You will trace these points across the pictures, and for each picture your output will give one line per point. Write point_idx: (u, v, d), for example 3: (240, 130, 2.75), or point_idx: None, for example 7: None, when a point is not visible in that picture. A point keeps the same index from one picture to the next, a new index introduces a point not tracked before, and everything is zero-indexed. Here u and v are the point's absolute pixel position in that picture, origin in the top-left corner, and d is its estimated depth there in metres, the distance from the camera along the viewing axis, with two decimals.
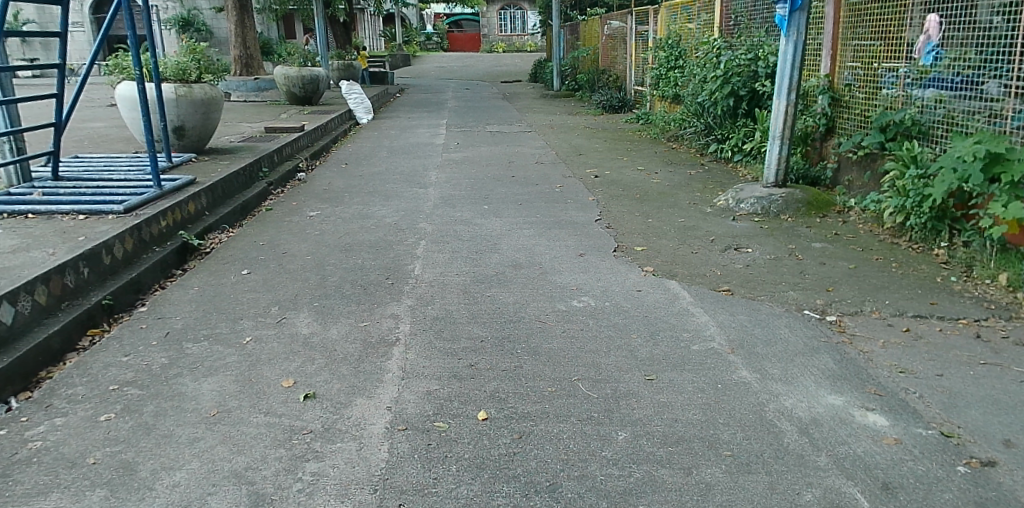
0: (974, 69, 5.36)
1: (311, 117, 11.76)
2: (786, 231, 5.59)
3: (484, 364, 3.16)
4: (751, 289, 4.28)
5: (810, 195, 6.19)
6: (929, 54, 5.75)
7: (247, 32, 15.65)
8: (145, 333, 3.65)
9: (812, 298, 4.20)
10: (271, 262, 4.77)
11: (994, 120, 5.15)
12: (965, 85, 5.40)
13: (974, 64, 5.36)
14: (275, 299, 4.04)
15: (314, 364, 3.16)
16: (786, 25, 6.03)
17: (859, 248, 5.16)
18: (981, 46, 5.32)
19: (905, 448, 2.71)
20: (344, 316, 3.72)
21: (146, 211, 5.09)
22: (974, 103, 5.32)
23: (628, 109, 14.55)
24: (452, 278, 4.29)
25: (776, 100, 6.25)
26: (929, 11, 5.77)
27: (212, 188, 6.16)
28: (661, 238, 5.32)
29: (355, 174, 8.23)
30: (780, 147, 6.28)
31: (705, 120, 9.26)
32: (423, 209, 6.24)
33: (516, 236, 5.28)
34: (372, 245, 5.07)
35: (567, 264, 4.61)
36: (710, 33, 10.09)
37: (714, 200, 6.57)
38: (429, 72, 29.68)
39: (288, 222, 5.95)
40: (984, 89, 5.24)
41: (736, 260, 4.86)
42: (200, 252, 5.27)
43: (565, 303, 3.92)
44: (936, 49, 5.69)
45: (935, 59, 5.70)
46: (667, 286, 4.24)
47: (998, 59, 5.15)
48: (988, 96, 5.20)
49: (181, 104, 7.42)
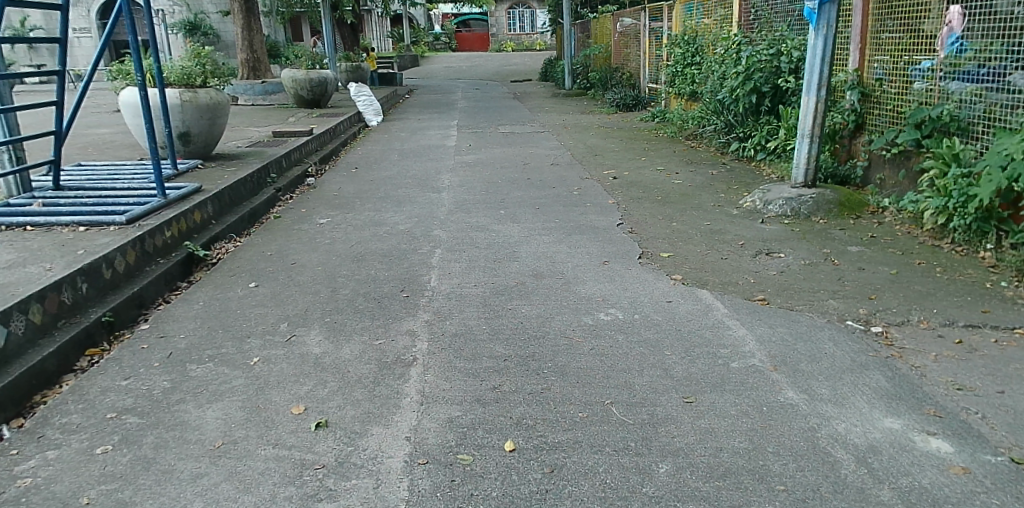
0: (999, 61, 5.23)
1: (319, 120, 11.57)
2: (819, 234, 5.34)
3: (509, 386, 2.93)
4: (788, 298, 4.03)
5: (841, 195, 5.93)
6: (952, 46, 5.59)
7: (254, 35, 15.47)
8: (146, 354, 3.44)
9: (855, 307, 3.94)
10: (280, 274, 4.55)
11: None
12: (991, 77, 5.28)
13: (999, 55, 5.22)
14: (284, 315, 3.82)
15: (325, 388, 2.94)
16: (814, 19, 5.76)
17: (898, 252, 4.90)
18: (1005, 37, 5.19)
19: (976, 479, 2.44)
20: (357, 334, 3.49)
21: (150, 221, 4.91)
22: (1003, 96, 5.16)
23: (642, 107, 14.32)
24: (470, 290, 4.05)
25: (805, 97, 5.99)
26: (952, 2, 5.62)
27: (220, 196, 5.98)
28: (687, 243, 5.07)
29: (366, 178, 8.03)
30: (809, 145, 6.03)
31: (725, 118, 9.00)
32: (437, 214, 6.01)
33: (536, 243, 5.05)
34: (385, 255, 4.85)
35: (590, 273, 4.36)
36: (728, 28, 9.82)
37: (739, 202, 6.32)
38: (437, 73, 29.52)
39: (298, 230, 5.74)
40: (1010, 81, 5.11)
41: (770, 266, 4.60)
42: (207, 263, 5.09)
43: (592, 316, 3.68)
44: (960, 40, 5.57)
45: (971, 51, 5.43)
46: (698, 296, 3.99)
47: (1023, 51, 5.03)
48: (1015, 88, 5.07)
49: (187, 109, 7.22)
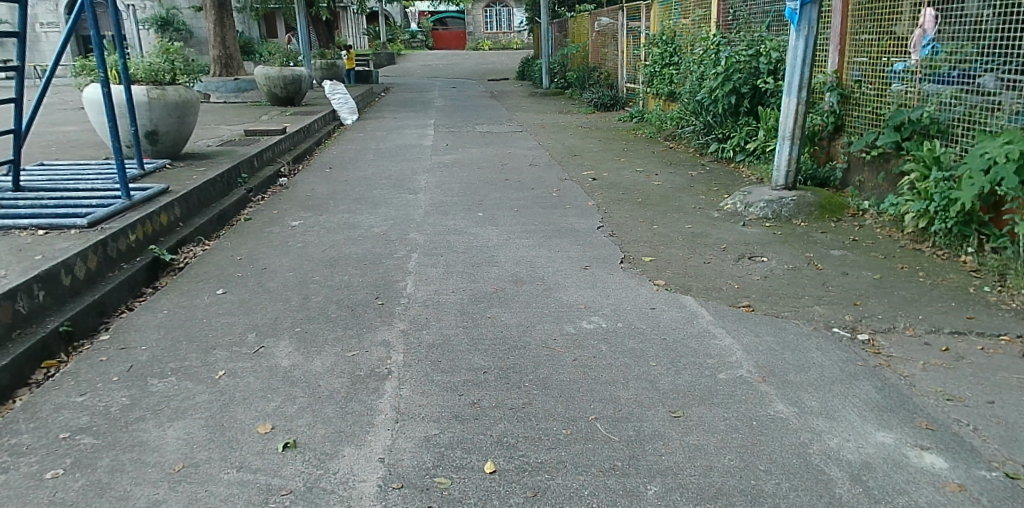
0: (970, 63, 5.28)
1: (293, 118, 11.34)
2: (801, 237, 5.28)
3: (489, 401, 2.79)
4: (773, 304, 3.95)
5: (822, 198, 5.88)
6: (924, 48, 5.65)
7: (227, 31, 15.15)
8: (105, 366, 3.25)
9: (840, 313, 3.87)
10: (249, 280, 4.37)
11: (999, 116, 5.01)
12: (961, 79, 5.32)
13: (971, 57, 5.26)
14: (252, 324, 3.65)
15: (294, 404, 2.79)
16: (796, 20, 5.70)
17: (881, 255, 4.86)
18: (975, 40, 5.24)
19: (972, 496, 2.35)
20: (329, 345, 3.34)
21: (113, 225, 4.71)
22: (974, 98, 5.20)
23: (620, 106, 14.29)
24: (448, 297, 3.91)
25: (786, 98, 5.93)
26: (925, 5, 5.65)
27: (187, 197, 5.77)
28: (669, 247, 4.98)
29: (340, 178, 7.84)
30: (790, 147, 5.97)
31: (704, 119, 8.95)
32: (414, 217, 5.85)
33: (515, 247, 4.92)
34: (359, 259, 4.69)
35: (572, 279, 4.24)
36: (707, 29, 9.78)
37: (720, 204, 6.24)
38: (413, 71, 29.26)
39: (269, 233, 5.54)
40: (980, 83, 5.16)
41: (753, 271, 4.52)
42: (172, 268, 4.89)
43: (575, 325, 3.56)
44: (932, 43, 5.61)
45: (951, 53, 5.41)
46: (683, 302, 3.89)
47: (995, 53, 5.06)
48: (985, 90, 5.11)
49: (155, 107, 6.98)
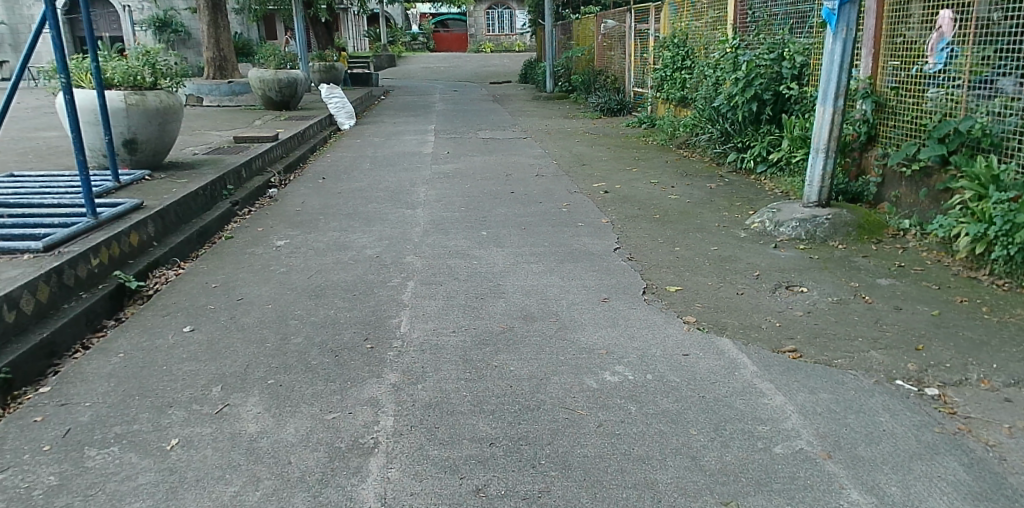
0: (992, 67, 5.08)
1: (287, 123, 10.81)
2: (841, 262, 4.75)
3: (495, 488, 2.27)
4: (823, 349, 3.43)
5: (859, 217, 5.36)
6: (940, 52, 5.46)
7: (221, 32, 14.60)
8: (38, 429, 2.73)
9: (902, 361, 3.34)
10: (221, 314, 3.83)
11: None
12: (984, 84, 5.13)
13: (992, 61, 5.07)
14: (218, 373, 3.12)
15: (256, 492, 2.27)
16: (834, 21, 5.17)
17: (933, 285, 4.32)
18: (988, 43, 5.10)
19: None
20: (306, 402, 2.81)
21: (72, 248, 4.18)
22: (989, 103, 5.07)
23: (628, 111, 13.74)
24: (447, 340, 3.38)
25: (820, 107, 5.40)
26: (941, 8, 5.45)
27: (163, 214, 5.25)
28: (696, 274, 4.45)
29: (333, 190, 7.32)
30: (824, 161, 5.44)
31: (721, 126, 8.42)
32: (411, 236, 5.33)
33: (523, 274, 4.39)
34: (348, 289, 4.16)
35: (590, 315, 3.70)
36: (723, 31, 9.29)
37: (747, 221, 5.70)
38: (414, 73, 28.72)
39: (250, 255, 5.02)
40: (998, 87, 5.02)
41: (794, 305, 3.99)
42: (140, 296, 4.36)
43: (597, 377, 3.01)
44: (949, 46, 5.41)
45: (976, 56, 5.17)
46: (720, 347, 3.35)
47: (1012, 57, 4.92)
48: (1003, 94, 4.97)
49: (133, 114, 6.46)
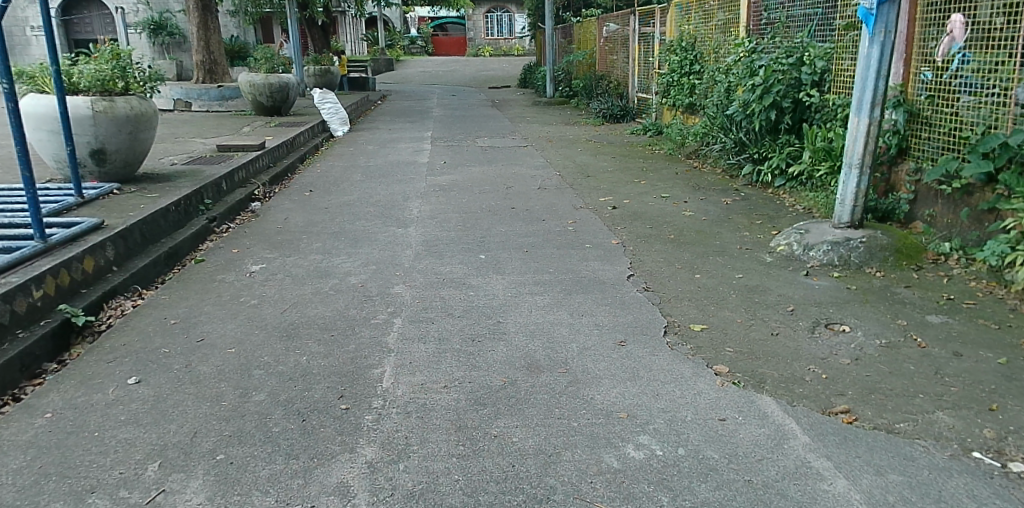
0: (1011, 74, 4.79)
1: (275, 130, 10.29)
2: (881, 293, 4.23)
3: None
4: (882, 410, 2.91)
5: (897, 240, 4.83)
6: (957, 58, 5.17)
7: (210, 35, 14.01)
8: None
9: (976, 426, 2.81)
10: (176, 361, 3.29)
11: None
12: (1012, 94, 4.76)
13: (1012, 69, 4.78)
14: (161, 444, 2.60)
15: None
16: (871, 22, 4.65)
17: (993, 324, 3.80)
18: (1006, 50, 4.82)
19: None
20: (262, 491, 2.29)
21: (11, 278, 3.63)
22: (1012, 110, 4.77)
23: (631, 118, 13.22)
24: (437, 398, 2.85)
25: (854, 118, 4.87)
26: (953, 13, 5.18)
27: (126, 234, 4.71)
28: (722, 309, 3.92)
29: (319, 204, 6.80)
30: (858, 178, 4.92)
31: (734, 135, 7.89)
32: (401, 260, 4.80)
33: (527, 308, 3.87)
34: (326, 328, 3.63)
35: (605, 365, 3.17)
36: (735, 34, 8.78)
37: (771, 243, 5.17)
38: (412, 77, 28.25)
39: (220, 283, 4.49)
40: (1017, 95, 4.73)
41: (839, 349, 3.47)
42: (91, 333, 3.80)
43: (618, 454, 2.49)
44: (967, 52, 5.09)
45: (1002, 63, 4.84)
46: (762, 410, 2.83)
47: None
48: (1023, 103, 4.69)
49: (101, 122, 5.91)
